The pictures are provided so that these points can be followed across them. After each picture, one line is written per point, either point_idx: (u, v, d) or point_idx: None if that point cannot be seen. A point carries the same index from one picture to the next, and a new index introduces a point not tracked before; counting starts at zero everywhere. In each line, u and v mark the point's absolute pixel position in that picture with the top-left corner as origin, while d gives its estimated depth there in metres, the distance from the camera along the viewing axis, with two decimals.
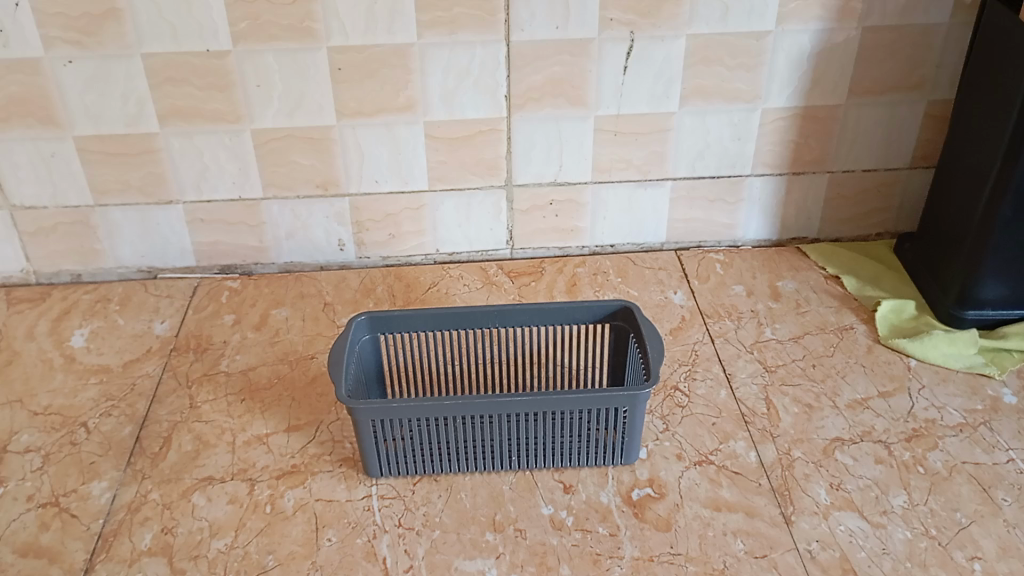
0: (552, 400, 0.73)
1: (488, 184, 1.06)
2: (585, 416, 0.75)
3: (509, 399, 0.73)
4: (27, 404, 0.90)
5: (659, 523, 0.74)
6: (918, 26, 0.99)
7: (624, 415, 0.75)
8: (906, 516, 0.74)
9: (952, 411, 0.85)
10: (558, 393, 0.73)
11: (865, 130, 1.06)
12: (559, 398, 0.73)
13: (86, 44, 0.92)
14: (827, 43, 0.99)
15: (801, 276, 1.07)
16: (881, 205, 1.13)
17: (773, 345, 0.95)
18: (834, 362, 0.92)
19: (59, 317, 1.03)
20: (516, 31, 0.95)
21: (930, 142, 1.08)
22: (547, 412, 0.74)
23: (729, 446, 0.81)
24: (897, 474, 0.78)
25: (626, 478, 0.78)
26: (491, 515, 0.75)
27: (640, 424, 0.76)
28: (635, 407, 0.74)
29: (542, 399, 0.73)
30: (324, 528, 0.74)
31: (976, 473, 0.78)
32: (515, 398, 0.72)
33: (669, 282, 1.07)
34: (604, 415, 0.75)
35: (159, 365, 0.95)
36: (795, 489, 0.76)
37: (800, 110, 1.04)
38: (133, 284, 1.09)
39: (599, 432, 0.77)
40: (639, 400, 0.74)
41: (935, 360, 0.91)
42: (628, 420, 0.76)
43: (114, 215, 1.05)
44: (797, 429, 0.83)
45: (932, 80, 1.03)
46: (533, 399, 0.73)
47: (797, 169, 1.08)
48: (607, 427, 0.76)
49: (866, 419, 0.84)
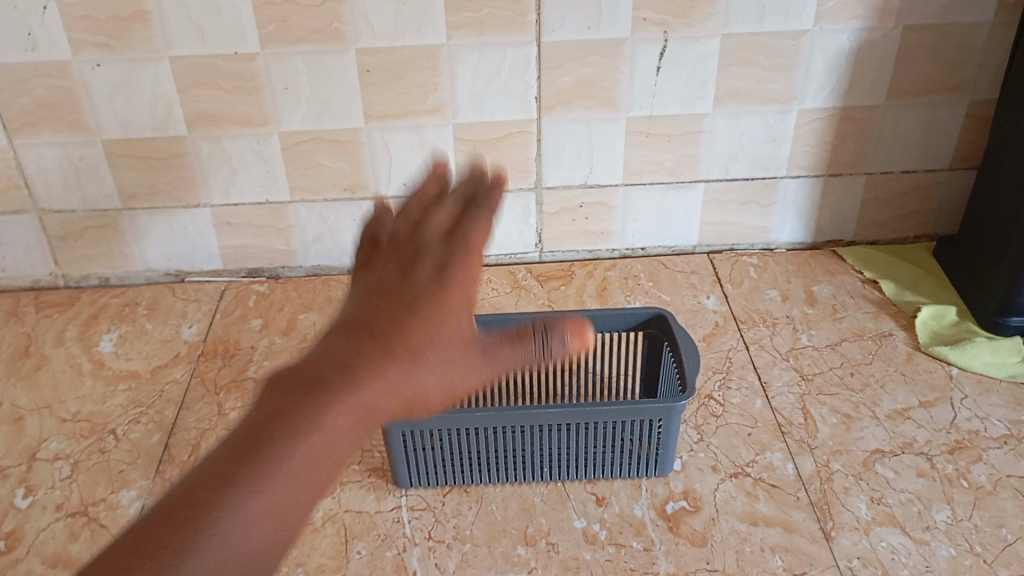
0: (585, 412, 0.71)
1: (517, 187, 1.05)
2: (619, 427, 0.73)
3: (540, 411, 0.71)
4: (56, 410, 0.90)
5: (695, 538, 0.72)
6: (961, 24, 0.96)
7: (659, 427, 0.73)
8: (950, 532, 0.72)
9: (996, 421, 0.83)
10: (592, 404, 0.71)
11: (904, 130, 1.03)
12: (593, 409, 0.71)
13: (113, 48, 0.92)
14: (865, 42, 0.96)
15: (837, 281, 1.05)
16: (921, 208, 1.10)
17: (809, 352, 0.92)
18: (872, 370, 0.90)
19: (88, 322, 1.03)
20: (546, 32, 0.94)
21: (972, 143, 1.05)
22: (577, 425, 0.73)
23: (765, 457, 0.79)
24: (940, 489, 0.75)
25: (660, 491, 0.76)
26: (523, 528, 0.74)
27: (675, 436, 0.74)
28: (670, 421, 0.73)
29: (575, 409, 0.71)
30: (353, 540, 0.74)
31: (1022, 488, 0.75)
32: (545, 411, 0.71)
33: (702, 287, 1.05)
34: (638, 426, 0.73)
35: (187, 371, 0.94)
36: (835, 504, 0.74)
37: (837, 112, 1.01)
38: (161, 287, 1.09)
39: (634, 444, 0.75)
40: (674, 411, 0.72)
41: (977, 369, 0.89)
42: (663, 433, 0.74)
43: (141, 219, 1.05)
44: (836, 440, 0.81)
45: (975, 80, 1.00)
46: (565, 410, 0.71)
47: (832, 172, 1.06)
48: (642, 440, 0.75)
49: (907, 430, 0.82)
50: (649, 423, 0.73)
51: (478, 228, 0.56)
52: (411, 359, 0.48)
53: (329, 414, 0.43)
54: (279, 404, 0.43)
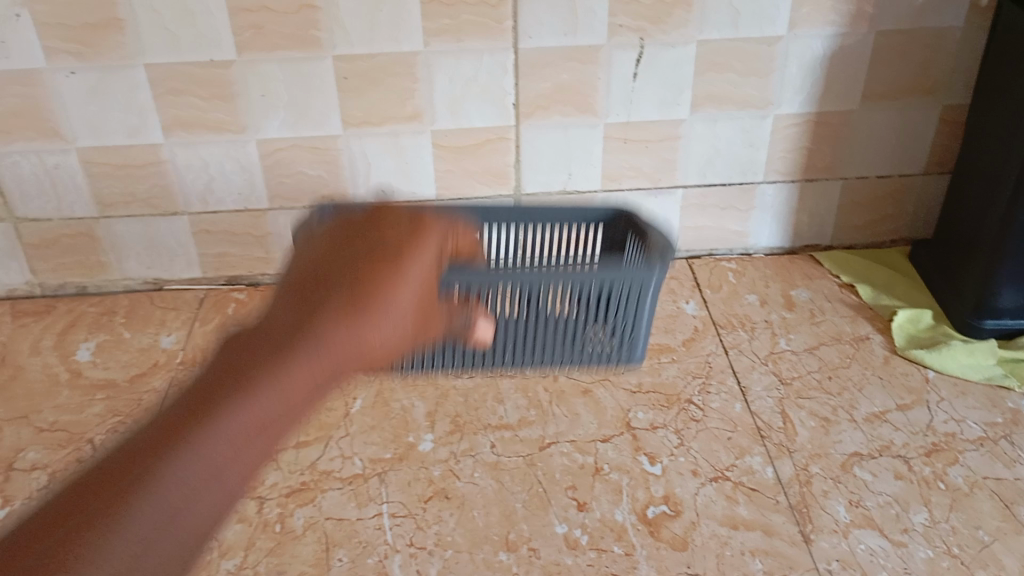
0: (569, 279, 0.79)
1: (497, 194, 1.05)
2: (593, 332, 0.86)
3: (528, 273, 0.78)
4: (32, 420, 0.89)
5: (676, 542, 0.72)
6: (931, 29, 0.97)
7: (635, 303, 0.82)
8: (928, 534, 0.72)
9: (972, 424, 0.84)
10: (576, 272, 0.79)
11: (879, 135, 1.04)
12: (576, 277, 0.80)
13: (87, 55, 0.91)
14: (839, 48, 0.97)
15: (815, 285, 1.06)
16: (896, 212, 1.11)
17: (788, 356, 0.93)
18: (850, 374, 0.90)
19: (65, 331, 1.02)
20: (523, 39, 0.94)
21: (946, 147, 1.06)
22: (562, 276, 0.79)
23: (744, 461, 0.80)
24: (918, 491, 0.76)
25: (640, 496, 0.77)
26: (505, 534, 0.74)
27: (647, 321, 0.84)
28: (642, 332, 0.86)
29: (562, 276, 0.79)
30: (334, 548, 0.73)
31: (997, 489, 0.76)
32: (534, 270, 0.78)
33: (681, 292, 1.05)
34: (618, 296, 0.82)
35: (165, 380, 0.94)
36: (814, 507, 0.75)
37: (813, 117, 1.02)
38: (139, 296, 1.09)
39: (601, 340, 0.87)
40: (650, 282, 0.81)
41: (953, 371, 0.90)
42: (638, 305, 0.82)
43: (118, 227, 1.04)
44: (815, 443, 0.82)
45: (947, 85, 1.01)
46: (550, 277, 0.79)
47: (810, 177, 1.07)
48: (615, 327, 0.85)
49: (885, 433, 0.83)
50: (626, 329, 0.85)
51: (433, 225, 0.71)
52: (370, 318, 0.59)
53: (278, 377, 0.53)
54: (220, 383, 0.52)
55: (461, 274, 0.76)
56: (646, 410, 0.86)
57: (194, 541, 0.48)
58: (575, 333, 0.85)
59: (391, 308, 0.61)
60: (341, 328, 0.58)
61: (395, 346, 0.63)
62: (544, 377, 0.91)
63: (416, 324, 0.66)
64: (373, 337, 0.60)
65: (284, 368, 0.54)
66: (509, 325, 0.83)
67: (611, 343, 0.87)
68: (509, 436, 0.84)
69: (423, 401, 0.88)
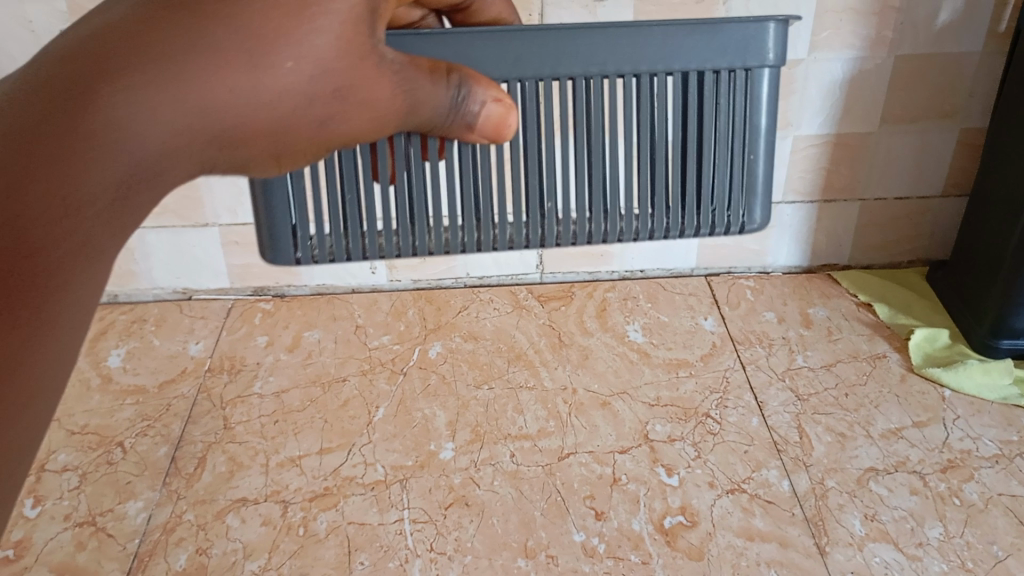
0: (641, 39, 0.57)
1: None
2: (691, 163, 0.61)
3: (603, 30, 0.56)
4: (64, 423, 0.91)
5: (691, 552, 0.73)
6: (951, 53, 0.99)
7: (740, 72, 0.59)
8: (943, 549, 0.73)
9: (987, 442, 0.84)
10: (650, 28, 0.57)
11: (897, 157, 1.06)
12: (646, 37, 0.57)
13: None
14: (859, 71, 0.99)
15: (832, 303, 1.07)
16: (914, 233, 1.12)
17: (805, 373, 0.94)
18: (866, 391, 0.91)
19: (96, 338, 1.05)
20: None
21: (964, 170, 1.08)
22: (644, 52, 0.57)
23: (761, 474, 0.81)
24: (933, 506, 0.77)
25: (657, 506, 0.78)
26: (523, 541, 0.75)
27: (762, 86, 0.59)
28: (759, 158, 0.61)
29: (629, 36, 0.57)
30: (356, 552, 0.75)
31: (1013, 506, 0.77)
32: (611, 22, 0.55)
33: (700, 308, 1.06)
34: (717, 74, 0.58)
35: (193, 386, 0.96)
36: (829, 520, 0.76)
37: (832, 139, 1.04)
38: (168, 304, 1.11)
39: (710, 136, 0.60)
40: (756, 43, 0.58)
41: (969, 391, 0.91)
42: (745, 82, 0.59)
43: (149, 238, 1.07)
44: (831, 458, 0.82)
45: (966, 108, 1.03)
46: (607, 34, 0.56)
47: (828, 197, 1.09)
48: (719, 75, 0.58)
49: (901, 449, 0.83)
50: (736, 136, 0.60)
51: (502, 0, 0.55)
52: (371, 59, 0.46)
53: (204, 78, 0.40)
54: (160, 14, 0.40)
55: (503, 40, 0.56)
56: (664, 423, 0.87)
57: (40, 400, 0.35)
58: (661, 155, 0.61)
59: (311, 17, 0.42)
60: (186, 22, 0.40)
61: (308, 92, 0.43)
62: (563, 389, 0.92)
63: (344, 55, 0.44)
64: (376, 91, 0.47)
65: (94, 199, 0.38)
66: (580, 172, 0.61)
67: (717, 192, 0.61)
68: (529, 446, 0.85)
69: (444, 411, 0.90)
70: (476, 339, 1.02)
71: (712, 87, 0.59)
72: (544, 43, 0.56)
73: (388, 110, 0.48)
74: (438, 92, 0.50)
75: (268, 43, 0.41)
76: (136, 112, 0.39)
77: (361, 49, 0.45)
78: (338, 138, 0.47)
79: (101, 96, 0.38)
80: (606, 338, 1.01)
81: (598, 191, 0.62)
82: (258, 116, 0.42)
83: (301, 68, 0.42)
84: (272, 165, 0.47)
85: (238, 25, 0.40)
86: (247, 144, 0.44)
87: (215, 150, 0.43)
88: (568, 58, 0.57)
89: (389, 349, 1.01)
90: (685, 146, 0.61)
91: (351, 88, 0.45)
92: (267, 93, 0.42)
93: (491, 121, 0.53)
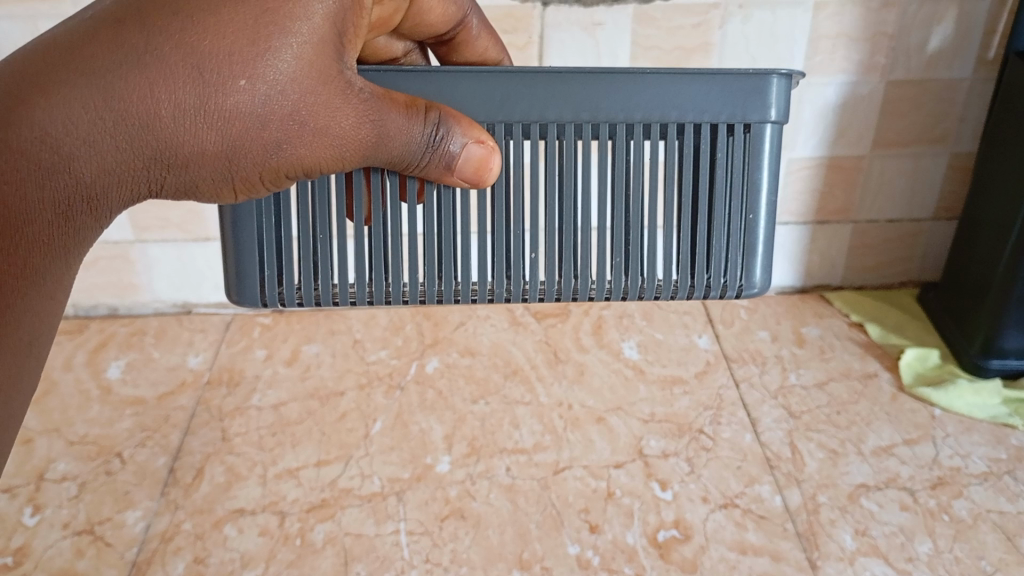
0: (643, 90, 0.61)
1: None
2: (691, 215, 0.65)
3: (613, 80, 0.61)
4: (64, 433, 0.92)
5: (685, 565, 0.74)
6: (942, 80, 1.01)
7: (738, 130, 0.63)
8: (932, 563, 0.74)
9: (977, 459, 0.86)
10: (652, 82, 0.61)
11: (888, 180, 1.08)
12: (649, 89, 0.61)
13: None
14: (852, 94, 1.01)
15: (825, 323, 1.08)
16: (906, 255, 1.14)
17: (798, 391, 0.95)
18: (858, 409, 0.93)
19: (96, 349, 1.06)
20: None
21: (955, 193, 1.10)
22: (646, 105, 0.62)
23: (754, 489, 0.82)
24: (922, 522, 0.78)
25: (651, 519, 0.79)
26: (519, 552, 0.76)
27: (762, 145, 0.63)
28: (759, 218, 0.65)
29: (635, 85, 0.61)
30: (353, 562, 0.76)
31: (1001, 522, 0.78)
32: (617, 68, 0.60)
33: (694, 326, 1.07)
34: (713, 129, 0.63)
35: (192, 398, 0.97)
36: (821, 534, 0.77)
37: (826, 161, 1.06)
38: (167, 317, 1.12)
39: (710, 188, 0.64)
40: (755, 103, 0.62)
41: (959, 409, 0.92)
42: (744, 142, 0.63)
43: (152, 250, 1.10)
44: (822, 474, 0.84)
45: (956, 133, 1.05)
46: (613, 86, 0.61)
47: (822, 218, 1.10)
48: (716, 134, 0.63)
49: (892, 466, 0.85)
50: (732, 194, 0.64)
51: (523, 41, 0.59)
52: (321, 94, 0.55)
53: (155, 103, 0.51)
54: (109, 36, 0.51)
55: (514, 82, 0.61)
56: (658, 438, 0.88)
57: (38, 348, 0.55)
58: (664, 211, 0.65)
59: (269, 39, 0.52)
60: (134, 46, 0.50)
61: (259, 110, 0.53)
62: (558, 404, 0.93)
63: (298, 81, 0.54)
64: (328, 125, 0.56)
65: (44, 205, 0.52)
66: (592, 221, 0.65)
67: (717, 252, 0.65)
68: (525, 460, 0.86)
69: (442, 424, 0.91)
70: (473, 354, 1.03)
71: (708, 142, 0.63)
72: (549, 87, 0.61)
73: (354, 136, 0.57)
74: (413, 127, 0.58)
75: (223, 67, 0.52)
76: (78, 114, 0.50)
77: (322, 75, 0.54)
78: (291, 161, 0.57)
79: (44, 96, 0.49)
80: (602, 355, 1.02)
81: (617, 245, 0.66)
82: (208, 132, 0.53)
83: (253, 87, 0.52)
84: (228, 187, 0.57)
85: (188, 44, 0.51)
86: (193, 161, 0.54)
87: (164, 160, 0.54)
88: (565, 106, 0.61)
89: (387, 363, 1.02)
90: (688, 201, 0.65)
91: (304, 112, 0.55)
92: (217, 108, 0.52)
93: (472, 161, 0.60)
